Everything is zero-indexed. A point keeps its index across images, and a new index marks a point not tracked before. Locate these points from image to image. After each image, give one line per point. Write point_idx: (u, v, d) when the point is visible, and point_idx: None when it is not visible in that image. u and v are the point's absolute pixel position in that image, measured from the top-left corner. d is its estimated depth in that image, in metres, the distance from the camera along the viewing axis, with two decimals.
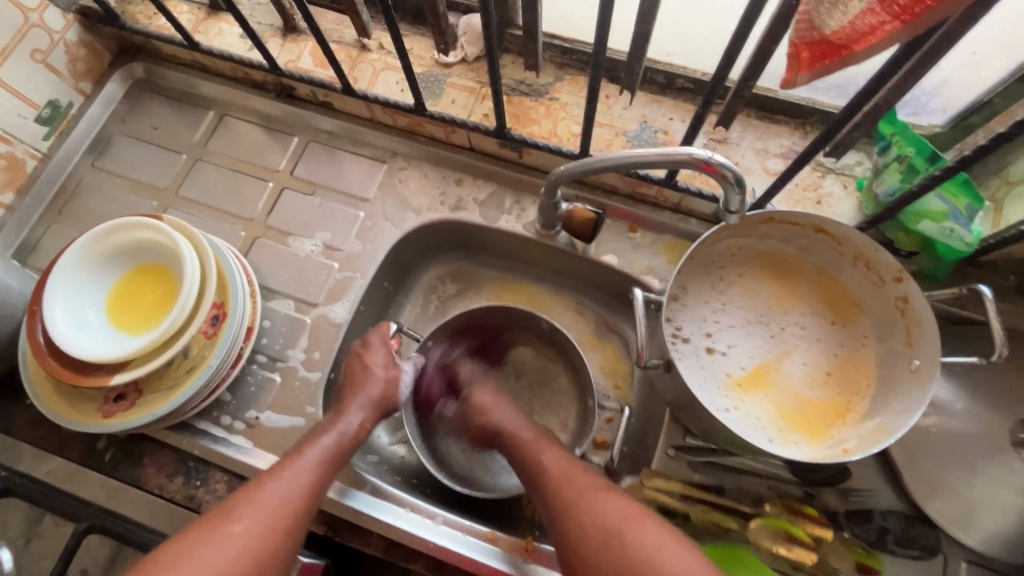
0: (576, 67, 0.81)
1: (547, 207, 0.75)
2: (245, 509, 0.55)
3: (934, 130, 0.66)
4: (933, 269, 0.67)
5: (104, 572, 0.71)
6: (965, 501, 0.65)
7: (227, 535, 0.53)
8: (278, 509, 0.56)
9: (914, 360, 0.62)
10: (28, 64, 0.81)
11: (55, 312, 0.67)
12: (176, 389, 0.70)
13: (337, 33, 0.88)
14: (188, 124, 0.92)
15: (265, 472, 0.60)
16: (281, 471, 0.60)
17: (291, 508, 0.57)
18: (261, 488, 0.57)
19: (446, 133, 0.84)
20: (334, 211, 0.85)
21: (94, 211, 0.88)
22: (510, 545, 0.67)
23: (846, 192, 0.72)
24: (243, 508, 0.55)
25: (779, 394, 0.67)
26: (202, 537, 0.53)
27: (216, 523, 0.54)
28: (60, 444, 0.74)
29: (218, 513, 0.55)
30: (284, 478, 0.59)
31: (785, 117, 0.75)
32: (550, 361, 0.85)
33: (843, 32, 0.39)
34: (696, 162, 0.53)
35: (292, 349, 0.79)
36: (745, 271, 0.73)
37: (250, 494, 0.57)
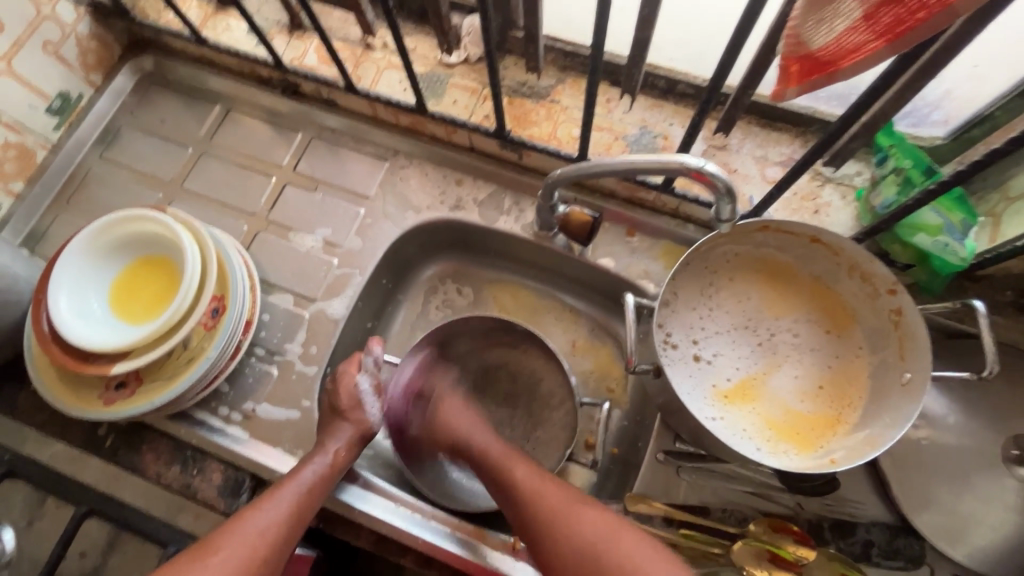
0: (578, 70, 0.81)
1: (544, 209, 0.76)
2: (224, 542, 0.57)
3: (935, 142, 0.66)
4: (929, 282, 0.67)
5: (102, 556, 0.73)
6: (953, 516, 0.65)
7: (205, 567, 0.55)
8: (256, 541, 0.59)
9: (906, 373, 0.62)
10: (39, 56, 0.83)
11: (60, 301, 0.68)
12: (175, 379, 0.71)
13: (342, 31, 0.88)
14: (195, 118, 0.93)
15: (247, 505, 0.62)
16: (262, 503, 0.61)
17: (269, 539, 0.59)
18: (242, 520, 0.60)
19: (447, 133, 0.84)
20: (334, 208, 0.86)
21: (101, 202, 0.90)
22: (498, 544, 0.68)
23: (844, 202, 0.71)
24: (222, 539, 0.58)
25: (767, 407, 0.67)
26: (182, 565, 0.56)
27: (194, 555, 0.56)
28: (64, 429, 0.76)
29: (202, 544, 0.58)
30: (264, 510, 0.61)
31: (786, 125, 0.74)
32: (539, 359, 0.83)
33: (829, 48, 0.38)
34: (688, 170, 0.53)
35: (289, 343, 0.80)
36: (737, 279, 0.72)
37: (231, 525, 0.59)
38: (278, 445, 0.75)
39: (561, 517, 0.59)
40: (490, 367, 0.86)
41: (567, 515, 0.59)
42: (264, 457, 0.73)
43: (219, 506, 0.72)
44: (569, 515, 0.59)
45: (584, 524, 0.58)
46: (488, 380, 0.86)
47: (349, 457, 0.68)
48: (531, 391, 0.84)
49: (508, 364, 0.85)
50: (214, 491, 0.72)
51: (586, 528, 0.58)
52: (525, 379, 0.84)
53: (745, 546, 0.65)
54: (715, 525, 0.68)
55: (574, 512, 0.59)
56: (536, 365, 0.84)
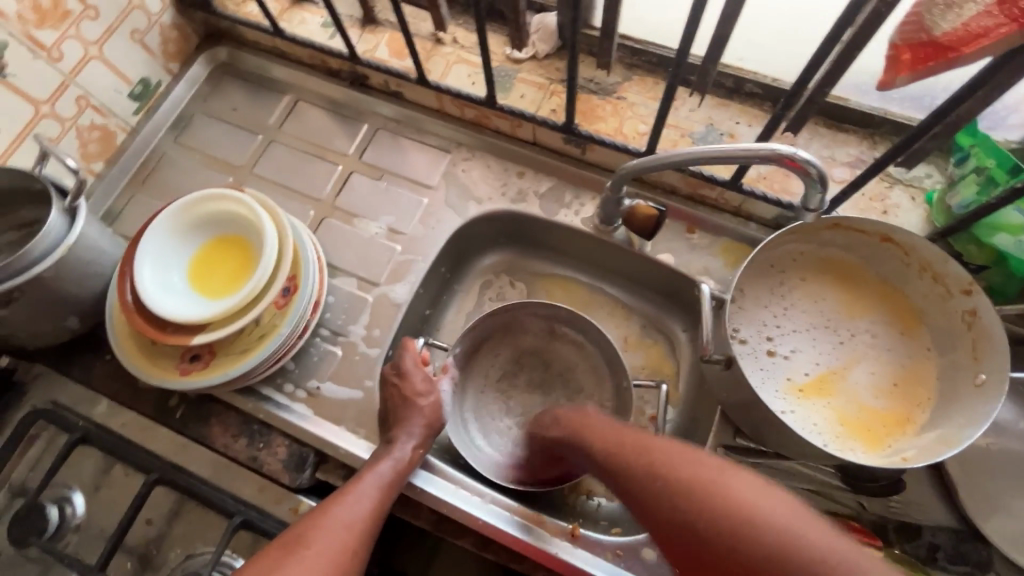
0: (645, 68, 0.83)
1: (609, 201, 0.77)
2: (316, 535, 0.58)
3: (1011, 145, 0.66)
4: (1004, 285, 0.66)
5: (168, 523, 0.75)
6: (1023, 524, 0.64)
7: (298, 560, 0.56)
8: (344, 534, 0.60)
9: (980, 373, 0.61)
10: (127, 43, 0.87)
11: (144, 273, 0.71)
12: (247, 353, 0.73)
13: (414, 26, 0.91)
14: (265, 107, 0.97)
15: (331, 496, 0.63)
16: (345, 495, 0.63)
17: (357, 533, 0.60)
18: (328, 513, 0.60)
19: (512, 126, 0.86)
20: (397, 196, 0.89)
21: (173, 184, 0.93)
22: (557, 529, 0.69)
23: (914, 204, 0.71)
24: (313, 532, 0.58)
25: (841, 403, 0.67)
26: (274, 560, 0.55)
27: (289, 546, 0.57)
28: (134, 399, 0.79)
29: (292, 536, 0.58)
30: (348, 503, 0.62)
31: (854, 126, 0.75)
32: (572, 344, 0.86)
33: (954, 34, 0.41)
34: (779, 158, 0.54)
35: (353, 325, 0.82)
36: (808, 277, 0.73)
37: (318, 520, 0.60)
38: (339, 423, 0.77)
39: (703, 488, 0.50)
40: (522, 354, 0.88)
41: (704, 493, 0.50)
42: (323, 431, 0.76)
43: (284, 479, 0.73)
44: (705, 486, 0.50)
45: (730, 490, 0.49)
46: (520, 366, 0.88)
47: (417, 457, 0.69)
48: (563, 373, 0.86)
49: (540, 350, 0.87)
50: (279, 464, 0.74)
51: (737, 492, 0.49)
52: (555, 361, 0.87)
53: None
54: None
55: (707, 478, 0.51)
56: (566, 350, 0.86)
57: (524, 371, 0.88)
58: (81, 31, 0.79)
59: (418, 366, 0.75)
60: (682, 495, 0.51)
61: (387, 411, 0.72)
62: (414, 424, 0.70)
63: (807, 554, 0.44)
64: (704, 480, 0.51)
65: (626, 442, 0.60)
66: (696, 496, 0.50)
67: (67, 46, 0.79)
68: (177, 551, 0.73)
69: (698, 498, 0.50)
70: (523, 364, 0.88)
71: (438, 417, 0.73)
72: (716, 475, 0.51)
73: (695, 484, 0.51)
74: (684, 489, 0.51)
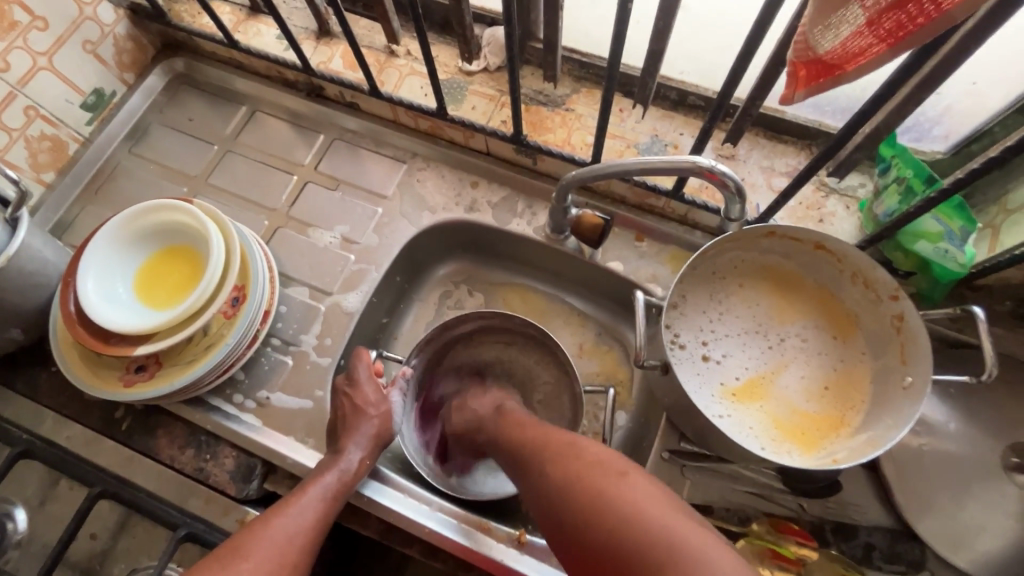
0: (593, 80, 0.85)
1: (557, 211, 0.78)
2: (257, 548, 0.57)
3: (936, 156, 0.68)
4: (931, 290, 0.69)
5: (112, 538, 0.74)
6: (956, 523, 0.65)
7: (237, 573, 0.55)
8: (284, 547, 0.59)
9: (906, 376, 0.63)
10: (78, 54, 0.87)
11: (88, 284, 0.71)
12: (194, 363, 0.73)
13: (368, 38, 0.92)
14: (221, 117, 0.97)
15: (271, 510, 0.62)
16: (287, 508, 0.62)
17: (298, 543, 0.60)
18: (268, 524, 0.60)
19: (465, 137, 0.88)
20: (353, 206, 0.89)
21: (127, 194, 0.93)
22: (503, 536, 0.69)
23: (848, 212, 0.74)
24: (253, 545, 0.58)
25: (775, 406, 0.69)
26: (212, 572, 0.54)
27: (228, 558, 0.56)
28: (80, 412, 0.78)
29: (229, 549, 0.57)
30: (291, 515, 0.61)
31: (792, 138, 0.77)
32: (533, 355, 0.85)
33: (836, 52, 0.41)
34: (700, 170, 0.58)
35: (305, 334, 0.82)
36: (746, 284, 0.74)
37: (259, 532, 0.59)
38: (289, 433, 0.77)
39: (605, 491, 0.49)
40: (483, 365, 0.87)
41: (599, 488, 0.50)
42: (274, 443, 0.75)
43: (231, 491, 0.73)
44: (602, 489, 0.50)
45: (627, 491, 0.48)
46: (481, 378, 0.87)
47: (364, 468, 0.68)
48: (524, 384, 0.86)
49: (502, 362, 0.87)
50: (226, 475, 0.74)
51: (631, 497, 0.48)
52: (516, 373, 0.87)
53: (747, 544, 0.67)
54: (719, 524, 0.69)
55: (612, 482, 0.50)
56: (528, 363, 0.86)
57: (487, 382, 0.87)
58: (29, 41, 0.79)
59: (371, 377, 0.75)
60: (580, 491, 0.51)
61: (337, 418, 0.72)
62: (364, 433, 0.70)
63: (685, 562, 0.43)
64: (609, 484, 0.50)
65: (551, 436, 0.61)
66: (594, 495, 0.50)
67: (13, 56, 0.78)
68: (121, 565, 0.72)
69: (593, 499, 0.49)
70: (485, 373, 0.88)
71: (385, 425, 0.73)
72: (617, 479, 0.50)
73: (597, 487, 0.50)
74: (586, 495, 0.50)
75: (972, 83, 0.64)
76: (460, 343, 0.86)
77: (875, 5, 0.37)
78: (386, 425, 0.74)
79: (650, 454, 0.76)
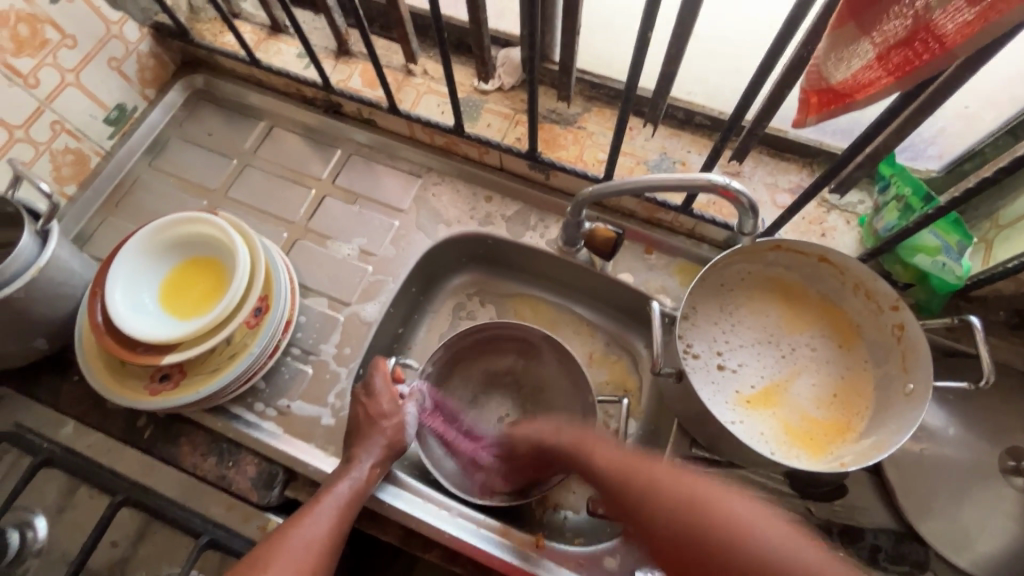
0: (603, 100, 0.89)
1: (571, 224, 0.81)
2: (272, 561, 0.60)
3: (930, 174, 0.73)
4: (928, 301, 0.73)
5: (132, 545, 0.74)
6: (957, 525, 0.68)
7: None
8: (303, 556, 0.61)
9: (909, 383, 0.66)
10: (104, 70, 0.89)
11: (116, 294, 0.73)
12: (218, 372, 0.75)
13: (386, 58, 0.96)
14: (240, 132, 1.00)
15: (289, 520, 0.65)
16: (302, 518, 0.64)
17: (315, 553, 0.62)
18: (285, 537, 0.62)
19: (480, 153, 0.91)
20: (370, 219, 0.92)
21: (146, 206, 0.95)
22: (521, 540, 0.71)
23: (848, 227, 0.78)
24: (269, 560, 0.60)
25: (786, 413, 0.72)
26: None
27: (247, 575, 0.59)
28: (102, 421, 0.79)
29: (248, 564, 0.60)
30: (306, 525, 0.63)
31: (794, 156, 0.81)
32: (551, 365, 0.87)
33: (846, 82, 0.45)
34: (715, 187, 0.61)
35: (324, 344, 0.84)
36: (755, 295, 0.78)
37: (276, 544, 0.61)
38: (308, 440, 0.78)
39: (712, 507, 0.52)
40: (496, 374, 0.90)
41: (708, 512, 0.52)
42: (295, 450, 0.76)
43: (253, 497, 0.74)
44: (700, 502, 0.53)
45: (725, 502, 0.52)
46: (493, 386, 0.90)
47: (375, 475, 0.70)
48: (535, 393, 0.89)
49: (514, 371, 0.90)
50: (248, 482, 0.75)
51: (743, 517, 0.51)
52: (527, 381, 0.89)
53: None
54: None
55: (703, 499, 0.53)
56: (542, 371, 0.88)
57: (498, 389, 0.90)
58: (58, 58, 0.82)
59: (388, 386, 0.76)
60: (682, 510, 0.53)
61: (358, 425, 0.74)
62: (378, 441, 0.72)
63: (803, 575, 0.46)
64: (705, 500, 0.53)
65: (620, 461, 0.62)
66: (695, 511, 0.53)
67: (43, 73, 0.81)
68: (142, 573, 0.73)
69: (696, 513, 0.52)
70: (497, 380, 0.90)
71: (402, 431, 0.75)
72: (709, 492, 0.54)
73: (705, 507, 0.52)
74: (687, 507, 0.53)
75: (964, 107, 0.68)
76: (474, 352, 0.89)
77: (883, 41, 0.41)
78: (403, 432, 0.76)
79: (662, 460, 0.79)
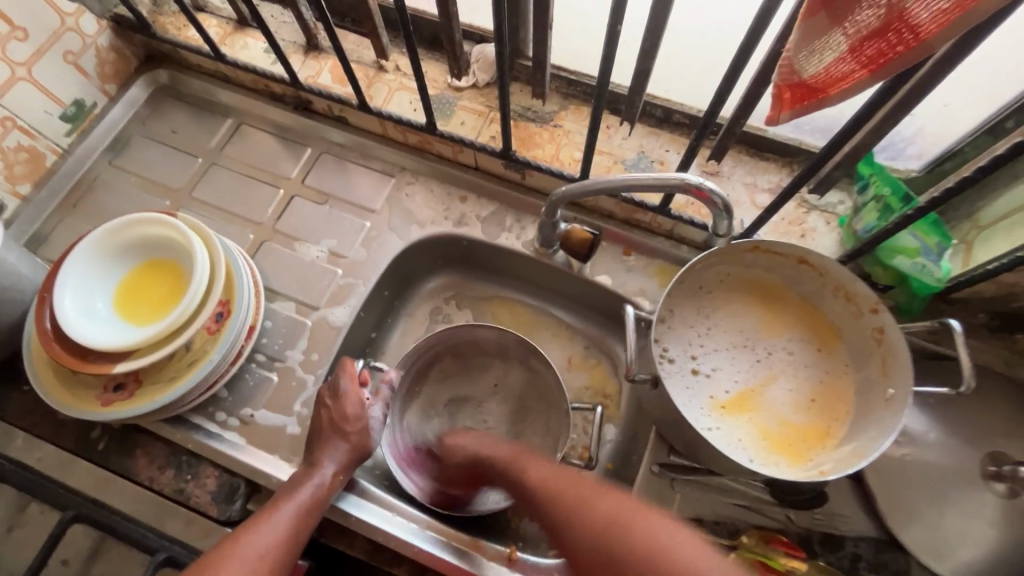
0: (580, 98, 0.86)
1: (546, 226, 0.79)
2: (221, 569, 0.57)
3: (910, 174, 0.72)
4: (908, 303, 0.72)
5: (85, 563, 0.71)
6: (937, 533, 0.67)
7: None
8: (254, 564, 0.59)
9: (888, 388, 0.65)
10: (59, 65, 0.85)
11: (65, 300, 0.69)
12: (175, 381, 0.71)
13: (357, 53, 0.93)
14: (206, 130, 0.96)
15: (243, 526, 0.62)
16: (258, 525, 0.61)
17: (267, 562, 0.59)
18: (237, 544, 0.59)
19: (454, 152, 0.88)
20: (340, 220, 0.89)
21: (106, 206, 0.91)
22: (493, 554, 0.68)
23: (829, 227, 0.76)
24: (218, 567, 0.57)
25: (763, 419, 0.70)
26: None
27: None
28: (54, 432, 0.75)
29: (194, 570, 0.57)
30: (261, 532, 0.60)
31: (774, 155, 0.79)
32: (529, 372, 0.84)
33: (819, 76, 0.43)
34: (689, 187, 0.59)
35: (291, 349, 0.81)
36: (732, 298, 0.76)
37: (226, 550, 0.59)
38: (273, 451, 0.75)
39: (632, 531, 0.52)
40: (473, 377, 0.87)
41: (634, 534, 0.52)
42: (259, 462, 0.73)
43: (212, 512, 0.71)
44: (629, 524, 0.53)
45: (658, 531, 0.52)
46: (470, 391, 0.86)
47: (337, 482, 0.67)
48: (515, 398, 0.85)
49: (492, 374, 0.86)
50: (208, 496, 0.72)
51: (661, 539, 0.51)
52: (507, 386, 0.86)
53: (738, 558, 0.67)
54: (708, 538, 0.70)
55: (631, 522, 0.53)
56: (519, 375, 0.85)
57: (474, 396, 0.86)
58: (7, 51, 0.78)
59: (355, 386, 0.72)
60: (612, 531, 0.53)
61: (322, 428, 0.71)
62: (342, 450, 0.69)
63: None
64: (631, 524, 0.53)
65: (561, 478, 0.61)
66: (625, 534, 0.52)
67: None
68: None
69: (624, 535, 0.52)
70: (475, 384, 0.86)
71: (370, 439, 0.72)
72: (641, 516, 0.53)
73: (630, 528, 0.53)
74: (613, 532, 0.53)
75: (944, 105, 0.66)
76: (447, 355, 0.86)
77: (856, 33, 0.39)
78: (370, 442, 0.73)
79: (640, 469, 0.76)
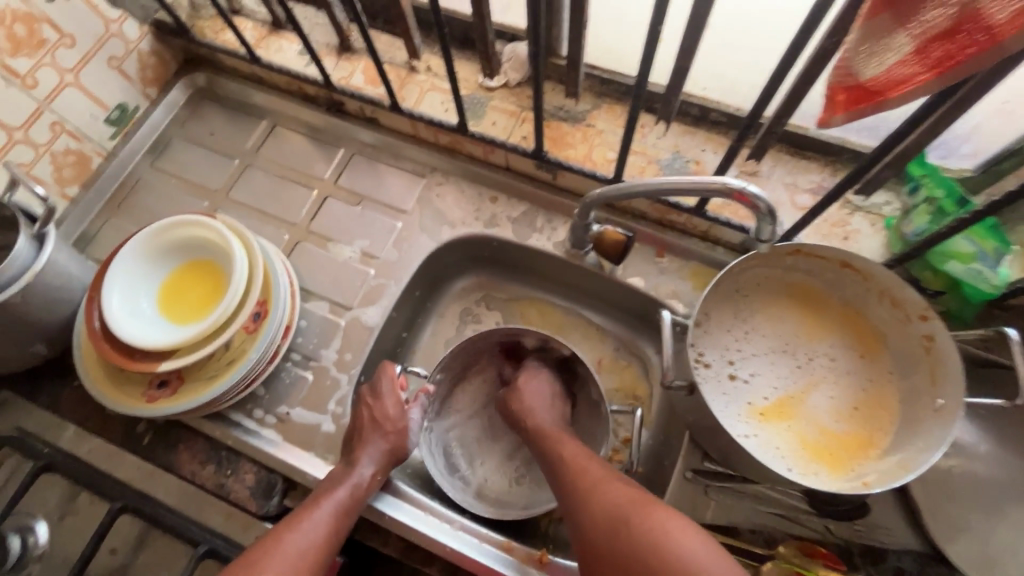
0: (613, 96, 0.85)
1: (579, 227, 0.78)
2: (269, 562, 0.58)
3: (964, 173, 0.68)
4: (959, 310, 0.70)
5: (132, 553, 0.73)
6: (985, 548, 0.64)
7: None
8: (298, 562, 0.59)
9: (937, 399, 0.62)
10: (103, 70, 0.88)
11: (112, 300, 0.71)
12: (215, 379, 0.73)
13: (389, 54, 0.93)
14: (242, 132, 0.98)
15: (284, 523, 0.63)
16: (299, 522, 0.62)
17: (310, 558, 0.60)
18: (281, 539, 0.60)
19: (485, 152, 0.88)
20: (372, 220, 0.89)
21: (149, 208, 0.93)
22: (525, 556, 0.68)
23: (874, 229, 0.74)
24: (266, 561, 0.58)
25: (802, 426, 0.68)
26: None
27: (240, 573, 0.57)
28: (102, 426, 0.78)
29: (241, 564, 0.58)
30: (303, 530, 0.62)
31: (816, 154, 0.77)
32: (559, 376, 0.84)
33: (879, 79, 0.42)
34: (730, 192, 0.57)
35: (325, 349, 0.82)
36: (770, 301, 0.74)
37: (272, 544, 0.60)
38: (309, 449, 0.77)
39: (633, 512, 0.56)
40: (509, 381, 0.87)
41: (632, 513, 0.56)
42: (294, 459, 0.75)
43: (251, 507, 0.73)
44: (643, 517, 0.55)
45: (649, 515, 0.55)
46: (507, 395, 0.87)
47: (375, 482, 0.68)
48: None
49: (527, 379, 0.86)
50: (247, 491, 0.73)
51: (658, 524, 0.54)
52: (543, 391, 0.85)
53: (773, 566, 0.65)
54: (744, 547, 0.68)
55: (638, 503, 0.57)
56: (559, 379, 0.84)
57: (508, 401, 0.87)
58: (57, 58, 0.80)
59: (394, 390, 0.75)
60: (614, 513, 0.57)
61: (353, 432, 0.72)
62: (377, 449, 0.70)
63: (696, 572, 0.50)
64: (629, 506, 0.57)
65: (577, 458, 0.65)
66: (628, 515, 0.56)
67: (42, 73, 0.79)
68: None
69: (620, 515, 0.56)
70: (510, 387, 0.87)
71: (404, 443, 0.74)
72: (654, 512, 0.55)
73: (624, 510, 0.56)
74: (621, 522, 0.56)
75: (1004, 102, 0.63)
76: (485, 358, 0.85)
77: (923, 33, 0.38)
78: (401, 442, 0.74)
79: (672, 474, 0.75)
